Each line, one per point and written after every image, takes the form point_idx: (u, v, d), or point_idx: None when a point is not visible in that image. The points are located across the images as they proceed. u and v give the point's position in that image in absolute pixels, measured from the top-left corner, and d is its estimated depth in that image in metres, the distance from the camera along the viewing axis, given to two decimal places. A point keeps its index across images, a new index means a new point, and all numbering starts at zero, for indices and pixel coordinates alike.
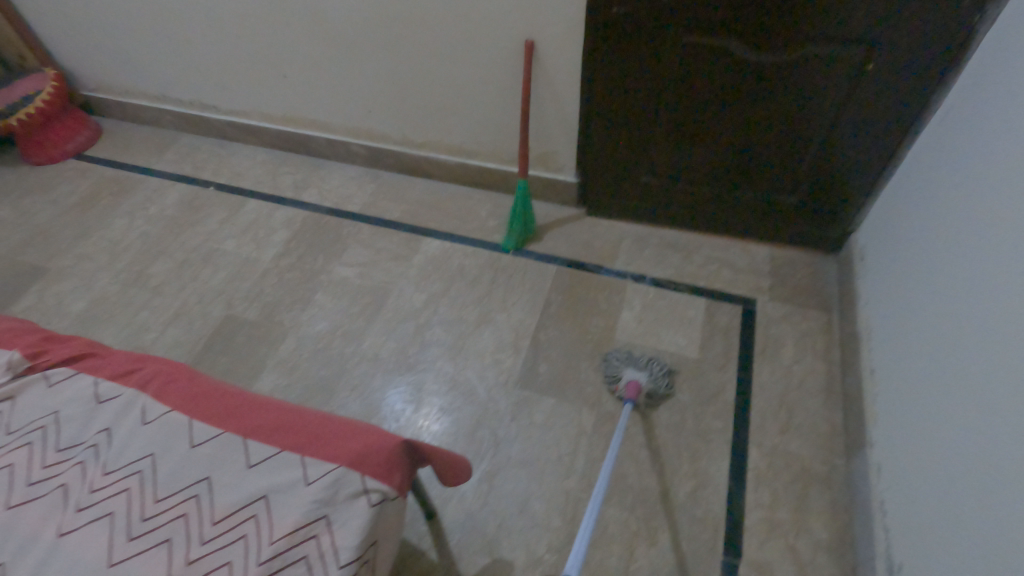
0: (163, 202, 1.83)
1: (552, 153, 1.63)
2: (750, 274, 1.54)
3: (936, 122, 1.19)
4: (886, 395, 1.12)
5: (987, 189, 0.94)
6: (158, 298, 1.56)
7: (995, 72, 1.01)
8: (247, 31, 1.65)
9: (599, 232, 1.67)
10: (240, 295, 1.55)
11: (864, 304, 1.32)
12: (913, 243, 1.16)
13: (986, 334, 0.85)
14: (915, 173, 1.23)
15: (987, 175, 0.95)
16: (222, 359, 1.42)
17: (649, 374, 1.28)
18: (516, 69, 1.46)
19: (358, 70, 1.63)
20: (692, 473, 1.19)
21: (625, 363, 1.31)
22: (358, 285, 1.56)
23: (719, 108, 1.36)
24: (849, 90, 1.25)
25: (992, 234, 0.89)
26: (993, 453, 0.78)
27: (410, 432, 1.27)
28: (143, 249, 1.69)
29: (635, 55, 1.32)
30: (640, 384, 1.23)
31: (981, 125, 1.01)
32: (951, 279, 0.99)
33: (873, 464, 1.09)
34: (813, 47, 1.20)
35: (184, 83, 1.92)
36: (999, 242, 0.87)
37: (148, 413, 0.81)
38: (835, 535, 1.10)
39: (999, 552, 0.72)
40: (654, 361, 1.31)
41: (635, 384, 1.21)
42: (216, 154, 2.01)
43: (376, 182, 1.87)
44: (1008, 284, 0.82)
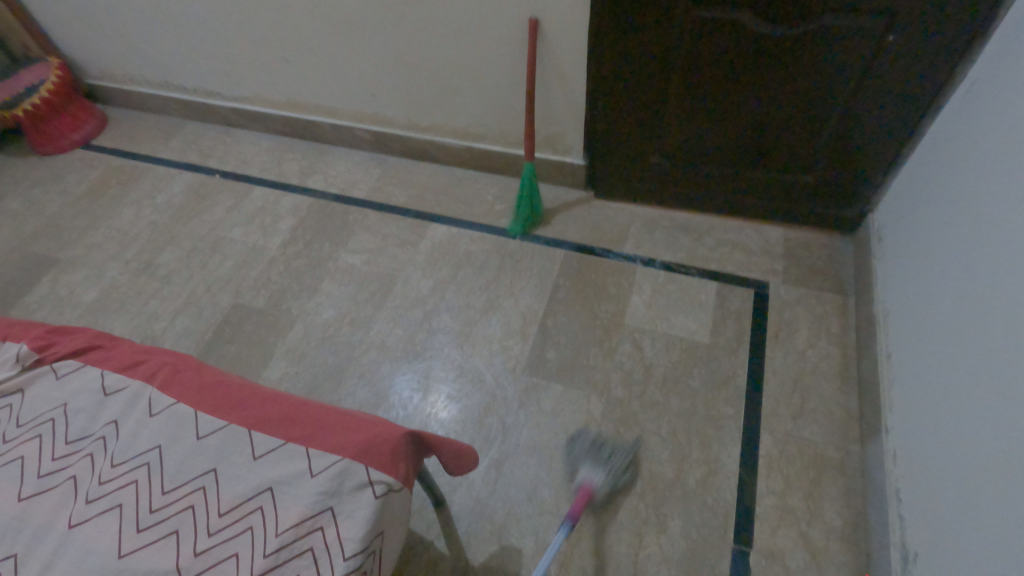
0: (171, 191, 1.83)
1: (559, 135, 1.59)
2: (763, 256, 1.50)
3: (960, 93, 1.14)
4: (903, 380, 1.10)
5: (1013, 164, 0.89)
6: (167, 287, 1.56)
7: (1022, 43, 0.95)
8: (247, 15, 1.62)
9: (608, 215, 1.63)
10: (247, 283, 1.55)
11: (882, 286, 1.28)
12: (933, 224, 1.12)
13: (1008, 318, 0.81)
14: (937, 148, 1.18)
15: (1013, 150, 0.90)
16: (231, 347, 1.42)
17: (608, 471, 1.11)
18: (520, 49, 1.42)
19: (359, 53, 1.60)
20: (703, 459, 1.17)
21: (586, 454, 1.14)
22: (365, 272, 1.55)
23: (730, 85, 1.32)
24: (868, 63, 1.19)
25: (1017, 212, 0.85)
26: (1012, 441, 0.75)
27: (418, 419, 1.27)
28: (151, 238, 1.69)
29: (642, 29, 1.26)
30: (595, 486, 1.06)
31: (1008, 95, 0.95)
32: (973, 259, 0.95)
33: (889, 451, 1.07)
34: (829, 21, 1.15)
35: (187, 70, 1.90)
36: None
37: (155, 405, 0.81)
38: (848, 522, 1.08)
39: (1016, 543, 0.69)
40: (617, 456, 1.14)
41: (589, 487, 1.03)
42: (222, 141, 2.00)
43: (382, 167, 1.85)
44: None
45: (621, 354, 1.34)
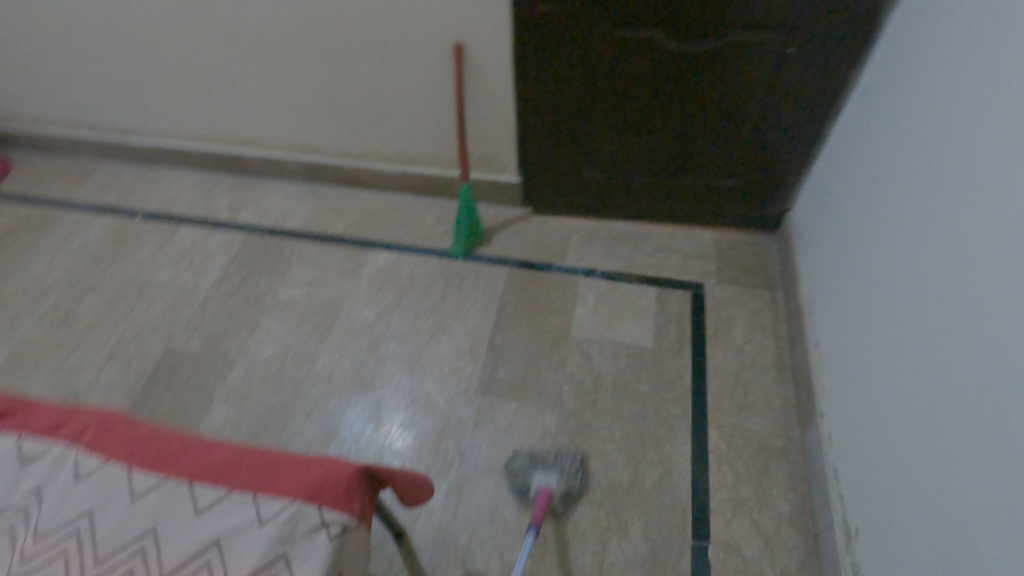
0: (88, 235, 1.72)
1: (493, 155, 1.61)
2: (697, 259, 1.57)
3: (857, 97, 1.25)
4: (832, 366, 1.17)
5: (912, 158, 0.97)
6: (90, 337, 1.47)
7: (905, 53, 1.06)
8: (161, 49, 1.57)
9: (547, 230, 1.66)
10: (180, 326, 1.48)
11: (806, 279, 1.36)
12: (845, 219, 1.21)
13: (922, 299, 0.89)
14: (842, 147, 1.28)
15: (910, 146, 0.99)
16: (166, 396, 1.35)
17: (560, 471, 1.14)
18: (447, 72, 1.44)
19: (285, 83, 1.58)
20: (657, 460, 1.21)
21: (531, 465, 1.16)
22: (306, 305, 1.51)
23: (654, 100, 1.38)
24: (774, 73, 1.29)
25: (920, 201, 0.93)
26: (936, 413, 0.81)
27: (372, 451, 1.24)
28: (69, 287, 1.58)
29: (567, 48, 1.31)
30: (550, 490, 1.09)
31: (900, 97, 1.05)
32: (884, 249, 1.03)
33: (826, 434, 1.13)
34: (737, 36, 1.23)
35: (99, 108, 1.81)
36: (928, 210, 0.91)
37: (81, 468, 0.75)
38: (795, 506, 1.14)
39: (952, 508, 0.75)
40: (563, 456, 1.18)
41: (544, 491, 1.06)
42: (142, 179, 1.90)
43: (316, 196, 1.81)
44: (940, 249, 0.86)
45: (570, 366, 1.36)
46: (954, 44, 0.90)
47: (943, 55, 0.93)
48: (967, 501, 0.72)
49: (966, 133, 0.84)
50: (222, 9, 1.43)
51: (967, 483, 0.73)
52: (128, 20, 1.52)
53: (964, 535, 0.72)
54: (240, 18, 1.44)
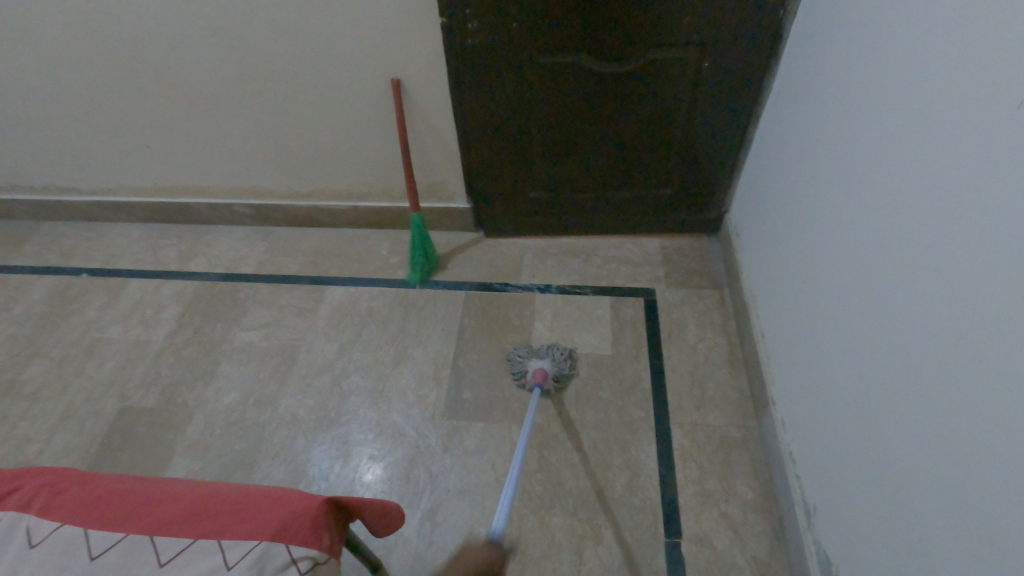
0: (30, 299, 1.67)
1: (441, 183, 1.66)
2: (646, 266, 1.63)
3: (772, 104, 1.35)
4: (777, 355, 1.23)
5: (830, 155, 1.06)
6: (38, 404, 1.41)
7: (810, 61, 1.16)
8: (97, 105, 1.57)
9: (500, 251, 1.70)
10: (134, 382, 1.44)
11: (747, 276, 1.44)
12: (775, 217, 1.30)
13: (854, 284, 0.96)
14: (765, 150, 1.37)
15: (827, 145, 1.07)
16: (123, 455, 1.31)
17: (552, 360, 1.36)
18: (388, 107, 1.48)
19: (227, 130, 1.59)
20: (625, 464, 1.23)
21: (528, 355, 1.38)
22: (264, 347, 1.50)
23: (591, 121, 1.46)
24: (696, 86, 1.37)
25: (842, 194, 1.01)
26: (878, 389, 0.87)
27: (343, 487, 1.23)
28: (12, 354, 1.53)
29: (502, 78, 1.37)
30: (545, 371, 1.31)
31: (812, 101, 1.14)
32: (813, 242, 1.11)
33: (779, 419, 1.19)
34: (658, 57, 1.32)
35: (35, 168, 1.78)
36: (849, 202, 0.98)
37: (35, 535, 0.73)
38: (759, 493, 1.18)
39: (901, 477, 0.81)
40: (554, 347, 1.40)
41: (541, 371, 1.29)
42: (86, 237, 1.86)
43: (268, 239, 1.81)
44: (864, 237, 0.93)
45: None
46: (853, 50, 0.99)
47: (845, 62, 1.02)
48: (914, 469, 0.78)
49: (874, 130, 0.92)
50: (157, 63, 1.44)
51: (911, 452, 0.79)
52: (61, 80, 1.51)
53: (915, 501, 0.77)
54: (176, 71, 1.46)
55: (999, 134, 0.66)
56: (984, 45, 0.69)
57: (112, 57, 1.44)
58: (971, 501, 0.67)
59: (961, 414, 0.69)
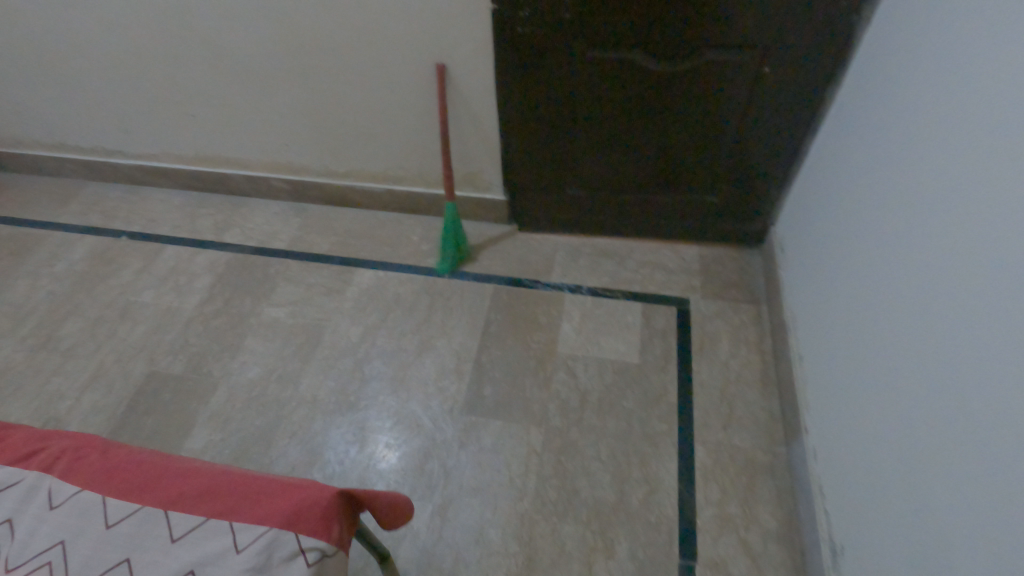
0: (71, 257, 1.71)
1: (478, 173, 1.63)
2: (682, 274, 1.58)
3: (832, 115, 1.27)
4: (814, 381, 1.18)
5: (889, 175, 0.99)
6: (71, 362, 1.45)
7: (876, 72, 1.09)
8: (145, 70, 1.58)
9: (533, 247, 1.67)
10: (163, 349, 1.47)
11: (788, 294, 1.38)
12: (823, 235, 1.23)
13: (902, 315, 0.89)
14: (821, 163, 1.29)
15: (887, 163, 1.00)
16: (147, 420, 1.33)
17: None
18: (430, 92, 1.46)
19: (268, 105, 1.59)
20: (644, 478, 1.20)
21: None
22: (290, 325, 1.50)
23: (635, 119, 1.40)
24: (751, 91, 1.30)
25: (898, 218, 0.94)
26: (919, 429, 0.81)
27: (356, 474, 1.22)
28: (51, 310, 1.57)
29: (548, 70, 1.33)
30: None
31: (875, 116, 1.07)
32: (861, 265, 1.05)
33: (810, 448, 1.14)
34: (713, 57, 1.25)
35: (82, 130, 1.81)
36: (905, 227, 0.92)
37: (54, 497, 0.72)
38: (782, 523, 1.13)
39: (935, 528, 0.75)
40: None
41: None
42: (127, 200, 1.90)
43: (302, 216, 1.81)
44: (918, 266, 0.87)
45: (556, 383, 1.36)
46: (926, 64, 0.92)
47: (915, 76, 0.95)
48: (954, 520, 0.72)
49: (940, 151, 0.85)
50: (204, 34, 1.44)
51: (952, 502, 0.73)
52: (111, 45, 1.53)
53: (950, 554, 0.72)
54: (223, 42, 1.45)
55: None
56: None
57: (162, 25, 1.45)
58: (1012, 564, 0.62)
59: (1013, 468, 0.63)
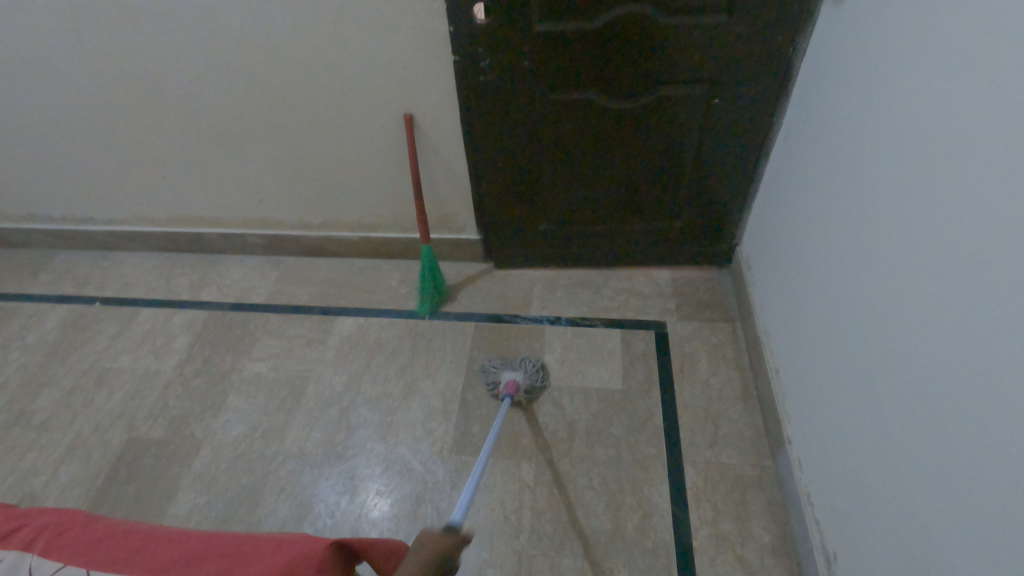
0: (43, 328, 1.68)
1: (451, 215, 1.67)
2: (656, 298, 1.62)
3: (783, 138, 1.35)
4: (792, 394, 1.21)
5: (843, 192, 1.05)
6: (46, 435, 1.41)
7: (819, 99, 1.17)
8: (115, 137, 1.60)
9: (510, 282, 1.70)
10: (142, 414, 1.44)
11: (759, 310, 1.43)
12: (788, 253, 1.29)
13: (870, 321, 0.94)
14: (778, 184, 1.37)
15: (840, 180, 1.07)
16: (128, 488, 1.29)
17: None
18: (400, 141, 1.50)
19: (241, 162, 1.62)
20: (637, 503, 1.21)
21: None
22: (273, 378, 1.49)
23: (602, 154, 1.47)
24: (708, 121, 1.38)
25: (856, 230, 1.00)
26: (896, 430, 0.85)
27: (349, 524, 1.20)
28: (23, 383, 1.53)
29: (515, 114, 1.39)
30: None
31: (824, 137, 1.14)
32: (826, 279, 1.10)
33: (796, 459, 1.16)
34: (669, 93, 1.33)
35: (53, 200, 1.82)
36: (864, 238, 0.97)
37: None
38: (776, 536, 1.14)
39: (921, 526, 0.78)
40: None
41: None
42: (100, 266, 1.88)
43: (279, 269, 1.82)
44: (879, 275, 0.92)
45: (543, 415, 1.37)
46: (866, 88, 0.99)
47: (856, 99, 1.02)
48: (938, 516, 0.75)
49: (889, 166, 0.91)
50: (174, 100, 1.48)
51: (938, 500, 0.75)
52: (82, 114, 1.55)
53: (938, 551, 0.75)
54: (194, 105, 1.49)
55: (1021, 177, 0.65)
56: (1006, 82, 0.68)
57: (133, 92, 1.48)
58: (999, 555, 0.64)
59: (991, 463, 0.66)
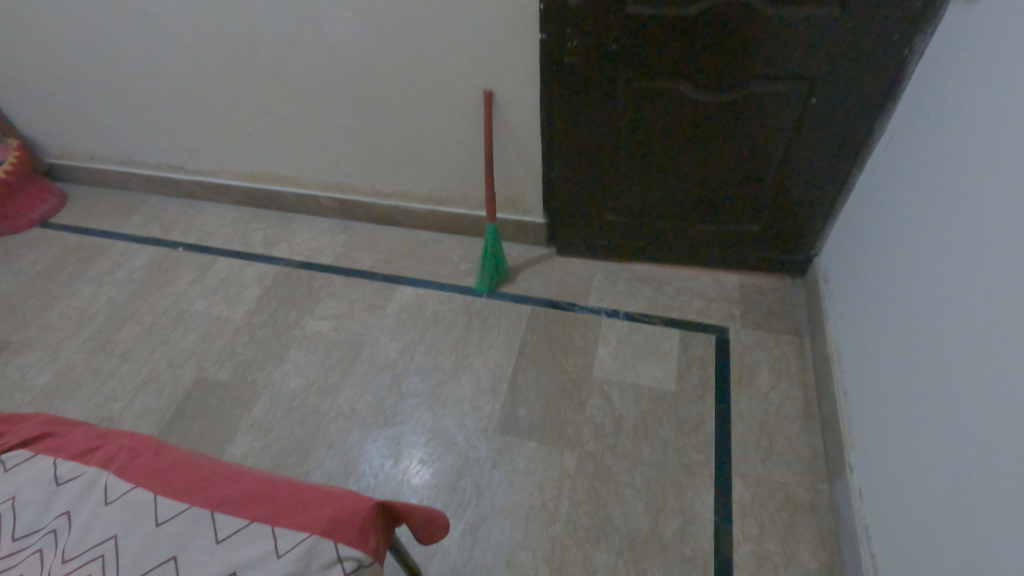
0: (131, 266, 1.81)
1: (519, 196, 1.66)
2: (721, 302, 1.56)
3: (882, 147, 1.24)
4: (860, 418, 1.14)
5: (941, 206, 0.96)
6: (127, 364, 1.52)
7: (928, 103, 1.07)
8: (210, 92, 1.68)
9: (571, 270, 1.68)
10: (211, 357, 1.52)
11: (833, 326, 1.34)
12: (871, 267, 1.20)
13: (954, 349, 0.86)
14: (870, 196, 1.26)
15: (940, 192, 0.97)
16: (194, 424, 1.38)
17: None
18: (477, 117, 1.50)
19: (322, 126, 1.66)
20: (679, 509, 1.18)
21: None
22: (332, 338, 1.54)
23: (678, 146, 1.41)
24: (798, 121, 1.30)
25: (950, 248, 0.91)
26: (969, 468, 0.78)
27: (390, 487, 1.24)
28: (111, 315, 1.66)
29: (592, 97, 1.36)
30: None
31: (927, 146, 1.04)
32: (911, 298, 1.02)
33: (855, 488, 1.10)
34: (758, 87, 1.26)
35: (150, 147, 1.93)
36: (957, 261, 0.89)
37: (109, 493, 0.74)
38: (824, 564, 1.09)
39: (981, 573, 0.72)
40: None
41: None
42: (185, 214, 2.00)
43: (347, 233, 1.87)
44: (970, 299, 0.84)
45: (591, 407, 1.35)
46: (983, 93, 0.90)
47: (969, 105, 0.93)
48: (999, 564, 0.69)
49: (996, 184, 0.82)
50: (266, 61, 1.54)
51: (1003, 557, 0.69)
52: (182, 67, 1.63)
53: None
54: (284, 67, 1.54)
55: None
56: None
57: (229, 51, 1.54)
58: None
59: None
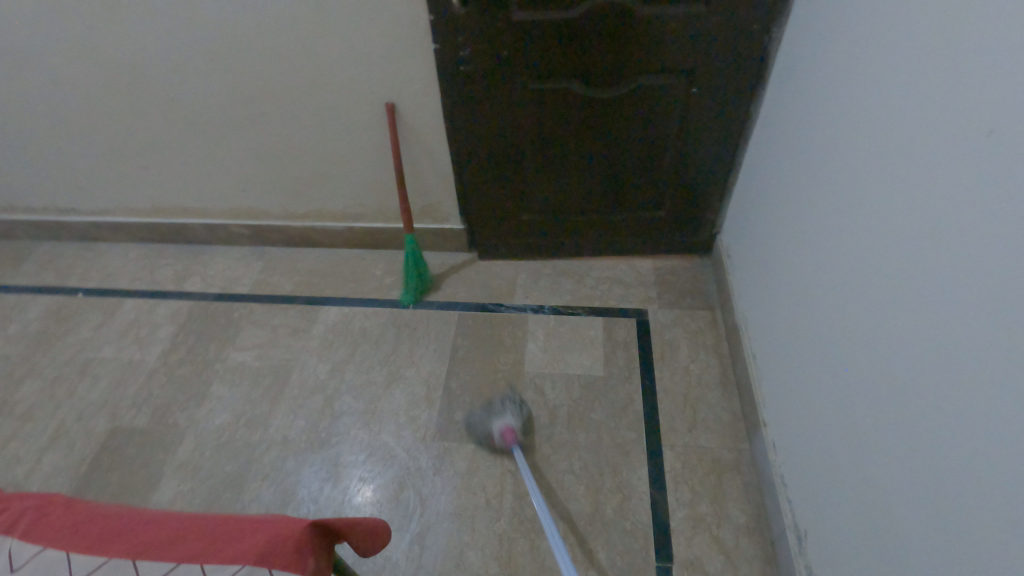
0: (25, 319, 1.68)
1: (435, 205, 1.68)
2: (638, 286, 1.64)
3: (761, 127, 1.36)
4: (768, 377, 1.24)
5: (816, 176, 1.07)
6: (28, 424, 1.41)
7: (793, 86, 1.18)
8: (97, 127, 1.59)
9: (494, 272, 1.72)
10: (126, 403, 1.44)
11: (739, 296, 1.45)
12: (765, 238, 1.31)
13: (840, 303, 0.96)
14: (757, 173, 1.37)
15: (814, 164, 1.08)
16: (112, 476, 1.30)
17: None
18: (383, 130, 1.51)
19: (224, 152, 1.61)
20: (616, 486, 1.23)
21: None
22: (257, 367, 1.50)
23: (584, 142, 1.48)
24: (685, 110, 1.40)
25: (828, 214, 1.02)
26: (863, 409, 0.87)
27: (331, 510, 1.22)
28: (5, 373, 1.53)
29: (496, 102, 1.39)
30: None
31: (798, 124, 1.15)
32: (801, 262, 1.12)
33: (771, 442, 1.19)
34: (647, 80, 1.34)
35: (34, 190, 1.80)
36: (836, 224, 0.98)
37: (14, 560, 0.69)
38: (751, 517, 1.17)
39: (885, 502, 0.81)
40: None
41: None
42: (83, 257, 1.88)
43: (263, 259, 1.82)
44: (849, 257, 0.94)
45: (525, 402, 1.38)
46: (836, 73, 1.00)
47: (827, 85, 1.03)
48: (898, 490, 0.78)
49: (858, 150, 0.92)
50: (156, 90, 1.48)
51: (902, 485, 0.77)
52: (61, 102, 1.54)
53: (899, 525, 0.77)
54: (174, 94, 1.48)
55: (987, 156, 0.65)
56: (973, 59, 0.68)
57: (113, 81, 1.47)
58: (964, 544, 0.65)
59: (955, 452, 0.67)
